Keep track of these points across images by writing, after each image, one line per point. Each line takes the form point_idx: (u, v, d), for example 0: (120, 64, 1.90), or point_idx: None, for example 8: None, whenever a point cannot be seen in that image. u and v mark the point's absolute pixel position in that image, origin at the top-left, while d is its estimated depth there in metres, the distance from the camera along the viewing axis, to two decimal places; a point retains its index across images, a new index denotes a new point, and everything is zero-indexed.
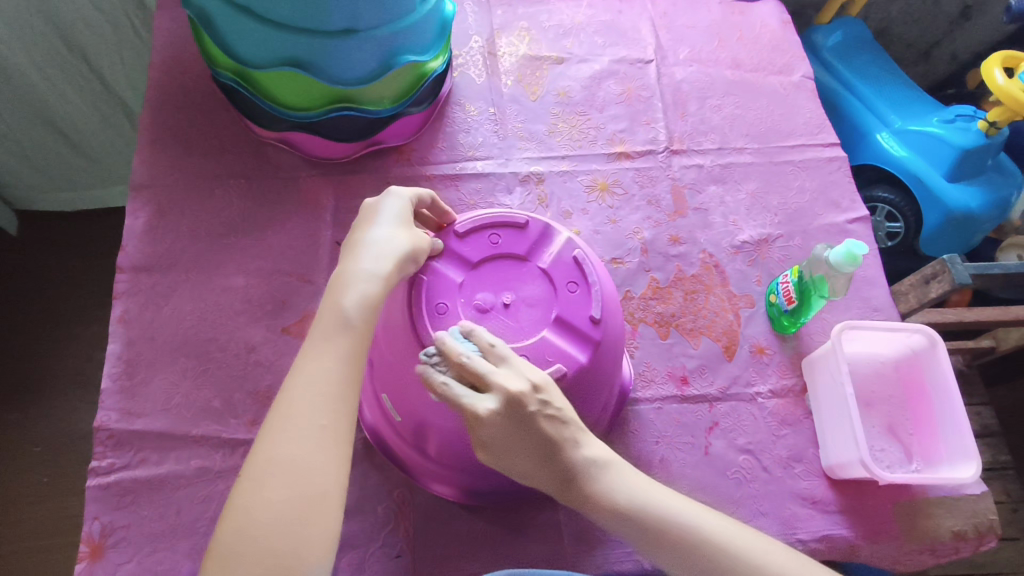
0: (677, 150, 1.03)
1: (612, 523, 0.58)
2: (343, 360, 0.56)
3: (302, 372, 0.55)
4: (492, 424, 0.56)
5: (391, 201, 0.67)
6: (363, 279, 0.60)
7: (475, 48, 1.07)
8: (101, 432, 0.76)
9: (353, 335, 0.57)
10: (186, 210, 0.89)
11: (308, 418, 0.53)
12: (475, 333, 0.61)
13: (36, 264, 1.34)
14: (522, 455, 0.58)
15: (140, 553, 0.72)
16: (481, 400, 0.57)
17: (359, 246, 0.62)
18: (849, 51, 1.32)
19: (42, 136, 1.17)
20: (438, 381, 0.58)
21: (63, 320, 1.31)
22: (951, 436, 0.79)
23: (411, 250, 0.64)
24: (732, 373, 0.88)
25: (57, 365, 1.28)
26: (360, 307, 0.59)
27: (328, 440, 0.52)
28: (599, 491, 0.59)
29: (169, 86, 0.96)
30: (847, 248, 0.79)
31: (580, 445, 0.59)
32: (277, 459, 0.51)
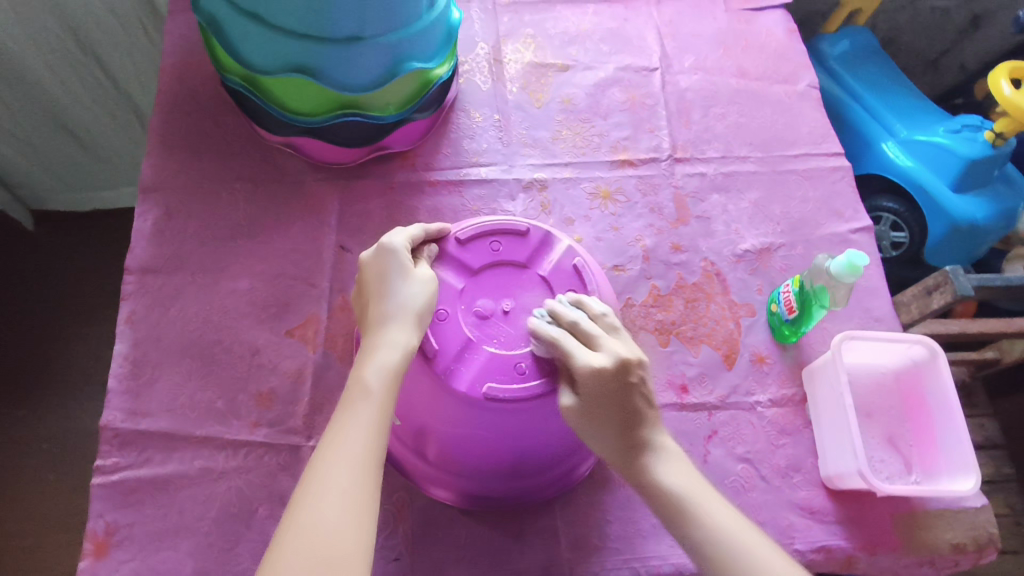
0: (681, 158, 1.03)
1: (661, 497, 0.62)
2: (366, 427, 0.58)
3: (330, 443, 0.58)
4: (598, 373, 0.63)
5: (392, 257, 0.68)
6: (385, 349, 0.63)
7: (481, 55, 1.07)
8: (107, 431, 0.77)
9: (374, 402, 0.60)
10: (193, 213, 0.90)
11: (333, 483, 0.55)
12: (592, 304, 0.69)
13: (46, 262, 1.35)
14: (608, 415, 0.64)
15: (143, 552, 0.73)
16: (594, 356, 0.64)
17: (377, 319, 0.65)
18: (855, 60, 1.32)
19: (55, 138, 1.19)
20: (548, 331, 0.66)
21: (73, 319, 1.33)
22: (951, 447, 0.79)
23: (426, 304, 0.66)
24: (732, 382, 0.88)
25: (65, 363, 1.29)
26: (381, 374, 0.61)
27: (352, 504, 0.54)
28: (660, 471, 0.63)
29: (179, 89, 0.97)
30: (848, 258, 0.79)
31: (656, 428, 0.66)
32: (304, 524, 0.52)
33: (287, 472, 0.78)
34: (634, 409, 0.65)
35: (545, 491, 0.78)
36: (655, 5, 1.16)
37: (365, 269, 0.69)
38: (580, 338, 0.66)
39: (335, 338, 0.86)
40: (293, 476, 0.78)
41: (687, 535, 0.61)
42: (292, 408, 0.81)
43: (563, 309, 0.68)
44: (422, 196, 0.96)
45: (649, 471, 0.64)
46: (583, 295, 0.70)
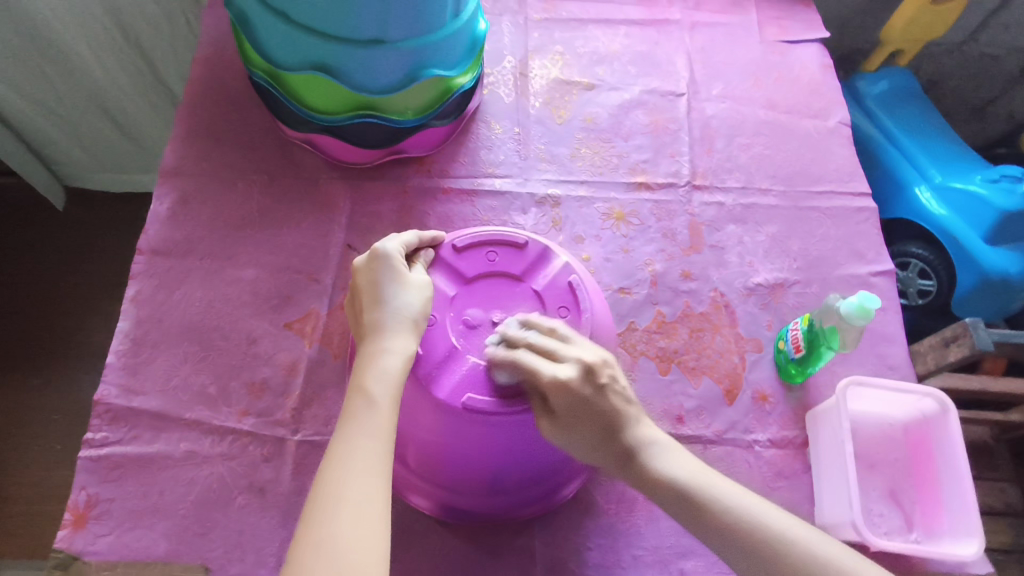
0: (699, 186, 1.01)
1: (667, 504, 0.62)
2: (376, 436, 0.57)
3: (338, 454, 0.56)
4: (569, 391, 0.63)
5: (384, 264, 0.68)
6: (386, 358, 0.62)
7: (508, 68, 1.08)
8: (100, 405, 0.78)
9: (381, 410, 0.59)
10: (209, 200, 0.92)
11: (346, 493, 0.53)
12: (536, 319, 0.68)
13: (76, 239, 1.40)
14: (590, 430, 0.64)
15: (120, 529, 0.73)
16: (558, 370, 0.63)
17: (375, 328, 0.64)
18: (894, 101, 1.28)
19: (97, 122, 1.23)
20: (507, 356, 0.65)
21: (92, 294, 1.36)
22: (956, 508, 0.75)
23: (421, 312, 0.66)
24: (730, 418, 0.85)
25: (82, 337, 1.32)
26: (384, 382, 0.61)
27: (367, 513, 0.53)
28: (660, 472, 0.63)
29: (210, 81, 1.00)
30: (860, 300, 0.77)
31: (639, 425, 0.66)
32: (322, 537, 0.51)
33: (269, 464, 0.78)
34: (609, 417, 0.64)
35: (525, 510, 0.76)
36: (688, 31, 1.15)
37: (358, 278, 0.69)
38: (540, 352, 0.65)
39: (332, 335, 0.86)
40: (275, 468, 0.78)
41: (700, 532, 0.61)
42: (282, 400, 0.82)
43: (515, 333, 0.67)
44: (434, 202, 0.96)
45: (656, 479, 0.63)
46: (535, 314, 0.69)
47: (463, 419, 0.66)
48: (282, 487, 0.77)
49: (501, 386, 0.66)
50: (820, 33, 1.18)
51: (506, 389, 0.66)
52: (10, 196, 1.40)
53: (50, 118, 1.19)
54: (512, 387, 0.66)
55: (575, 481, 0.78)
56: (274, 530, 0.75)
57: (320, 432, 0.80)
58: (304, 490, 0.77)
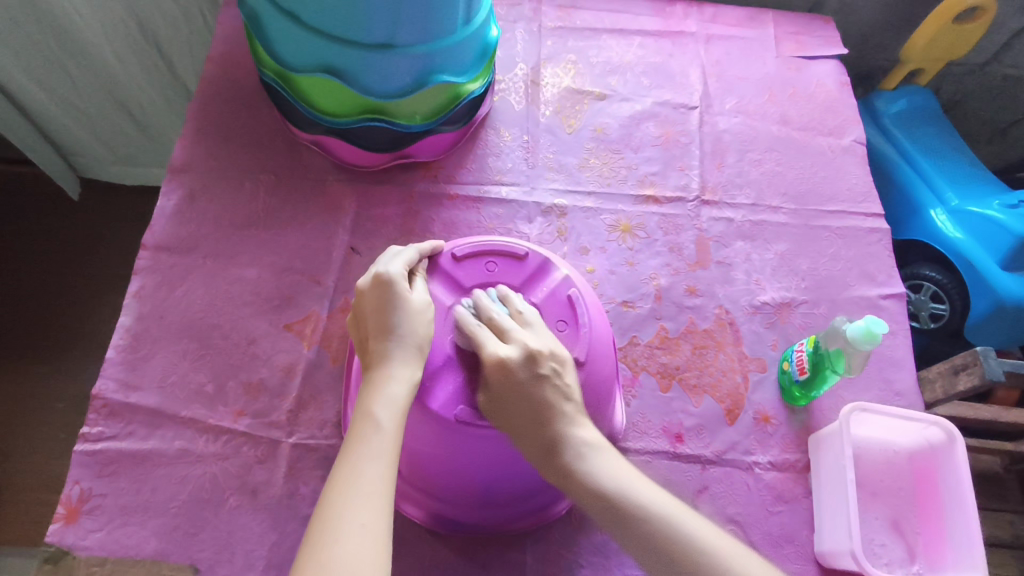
0: (708, 201, 1.00)
1: (584, 499, 0.62)
2: (381, 461, 0.57)
3: (343, 478, 0.56)
4: (508, 370, 0.64)
5: (388, 287, 0.66)
6: (391, 384, 0.62)
7: (519, 76, 1.07)
8: (97, 399, 0.78)
9: (387, 436, 0.59)
10: (215, 198, 0.93)
11: (352, 517, 0.53)
12: (512, 297, 0.71)
13: (87, 231, 1.41)
14: (514, 409, 0.64)
15: (111, 524, 0.72)
16: (502, 349, 0.65)
17: (381, 352, 0.64)
18: (912, 121, 1.26)
19: (113, 116, 1.24)
20: (467, 323, 0.68)
21: (99, 285, 1.37)
22: (960, 541, 0.72)
23: (426, 337, 0.66)
24: (730, 438, 0.84)
25: (89, 329, 1.33)
26: (390, 407, 0.60)
27: (373, 536, 0.52)
28: (581, 468, 0.62)
29: (222, 80, 1.01)
30: (866, 324, 0.75)
31: (575, 424, 0.64)
32: (328, 561, 0.50)
33: (262, 465, 0.78)
34: (541, 404, 0.63)
35: (519, 524, 0.75)
36: (704, 43, 1.14)
37: (363, 300, 0.68)
38: (496, 330, 0.68)
39: (331, 338, 0.86)
40: (268, 470, 0.77)
41: (611, 525, 0.60)
42: (278, 401, 0.81)
43: (484, 301, 0.70)
44: (440, 208, 0.96)
45: (573, 468, 0.62)
46: (510, 291, 0.72)
47: (454, 430, 0.66)
48: (274, 490, 0.76)
49: None
50: (837, 50, 1.16)
51: None
52: (24, 186, 1.42)
53: (67, 111, 1.20)
54: None
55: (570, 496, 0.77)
56: (264, 533, 0.74)
57: (314, 436, 0.80)
58: (296, 493, 0.77)
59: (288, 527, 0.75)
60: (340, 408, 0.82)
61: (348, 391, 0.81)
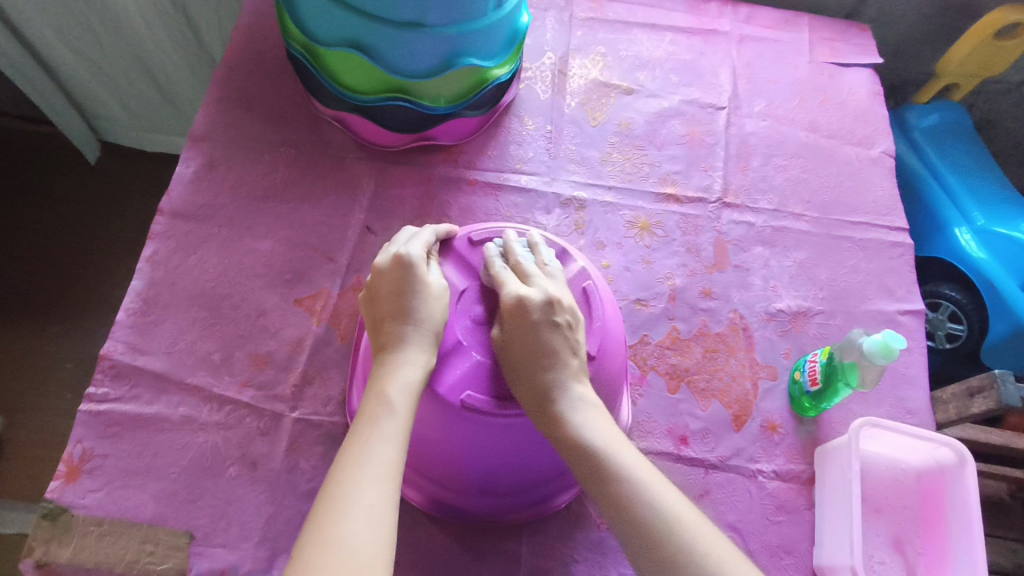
0: (730, 203, 0.99)
1: (564, 445, 0.62)
2: (392, 443, 0.57)
3: (351, 457, 0.55)
4: (523, 309, 0.65)
5: (404, 267, 0.67)
6: (405, 368, 0.61)
7: (547, 64, 1.06)
8: (105, 360, 0.78)
9: (399, 418, 0.58)
10: (234, 168, 0.92)
11: (360, 495, 0.52)
12: (540, 244, 0.73)
13: (104, 194, 1.41)
14: (511, 348, 0.65)
15: (111, 485, 0.73)
16: (521, 290, 0.67)
17: (398, 337, 0.63)
18: (943, 137, 1.23)
19: (137, 82, 1.24)
20: (495, 259, 0.70)
21: (118, 250, 1.38)
22: (961, 564, 0.71)
23: (439, 323, 0.66)
24: (736, 444, 0.83)
25: (103, 290, 1.34)
26: (404, 390, 0.60)
27: (380, 515, 0.52)
28: (572, 415, 0.62)
29: (249, 50, 1.00)
30: (884, 338, 0.73)
31: (575, 377, 0.65)
32: (331, 536, 0.49)
33: (264, 438, 0.77)
34: (546, 348, 0.64)
35: (516, 515, 0.74)
36: (736, 43, 1.12)
37: (376, 280, 0.68)
38: (519, 272, 0.69)
39: (341, 315, 0.86)
40: (269, 442, 0.77)
41: (586, 467, 0.60)
42: (284, 374, 0.81)
43: (513, 247, 0.72)
44: (458, 192, 0.95)
45: (559, 407, 0.63)
46: (543, 241, 0.74)
47: (461, 414, 0.65)
48: (275, 463, 0.76)
49: (502, 387, 0.66)
50: (872, 58, 1.14)
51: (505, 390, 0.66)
52: (45, 146, 1.42)
53: (91, 71, 1.20)
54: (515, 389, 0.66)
55: (571, 491, 0.76)
56: (262, 505, 0.74)
57: (317, 412, 0.80)
58: (296, 468, 0.76)
59: (286, 501, 0.75)
60: (345, 386, 0.82)
61: (355, 368, 0.80)
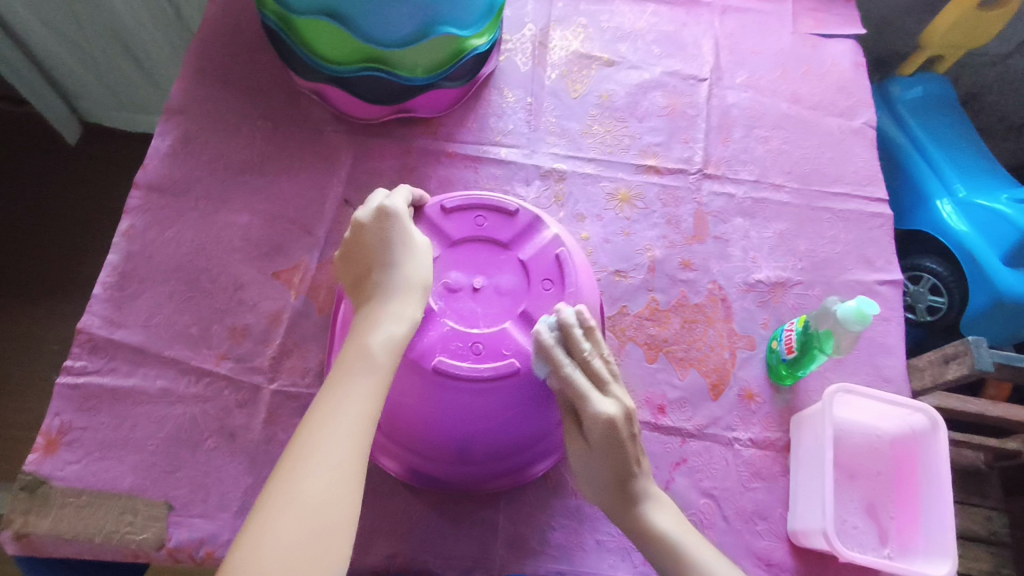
0: (710, 174, 0.98)
1: (643, 542, 0.65)
2: (367, 400, 0.56)
3: (328, 403, 0.56)
4: (617, 429, 0.63)
5: (387, 221, 0.66)
6: (391, 321, 0.61)
7: (527, 36, 1.05)
8: (82, 334, 0.78)
9: (378, 369, 0.58)
10: (210, 141, 0.91)
11: (329, 441, 0.53)
12: (599, 335, 0.66)
13: (85, 174, 1.40)
14: (602, 459, 0.64)
15: (89, 457, 0.73)
16: (604, 404, 0.63)
17: (384, 294, 0.63)
18: (927, 109, 1.23)
19: (117, 60, 1.22)
20: (555, 348, 0.63)
21: (98, 229, 1.37)
22: (933, 529, 0.72)
23: (424, 277, 0.65)
24: (713, 413, 0.83)
25: (86, 271, 1.33)
26: (389, 342, 0.60)
27: (348, 461, 0.53)
28: (648, 515, 0.66)
29: (225, 21, 0.99)
30: (857, 305, 0.73)
31: (645, 474, 0.67)
32: (297, 479, 0.51)
33: (242, 410, 0.78)
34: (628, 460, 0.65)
35: (496, 483, 0.74)
36: (719, 14, 1.11)
37: (358, 237, 0.67)
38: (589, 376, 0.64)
39: (319, 288, 0.86)
40: (247, 414, 0.77)
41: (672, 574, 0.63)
42: (262, 347, 0.81)
43: (573, 330, 0.64)
44: (437, 164, 0.95)
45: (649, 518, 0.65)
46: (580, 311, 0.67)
47: (431, 380, 0.64)
48: (252, 434, 0.77)
49: (473, 353, 0.65)
50: (855, 30, 1.12)
51: (479, 356, 0.65)
52: (23, 126, 1.40)
53: (69, 50, 1.18)
54: (485, 355, 0.65)
55: (550, 458, 0.76)
56: (240, 476, 0.74)
57: (296, 384, 0.80)
58: (274, 439, 0.77)
59: (264, 472, 0.75)
60: (323, 358, 0.82)
61: (333, 340, 0.80)
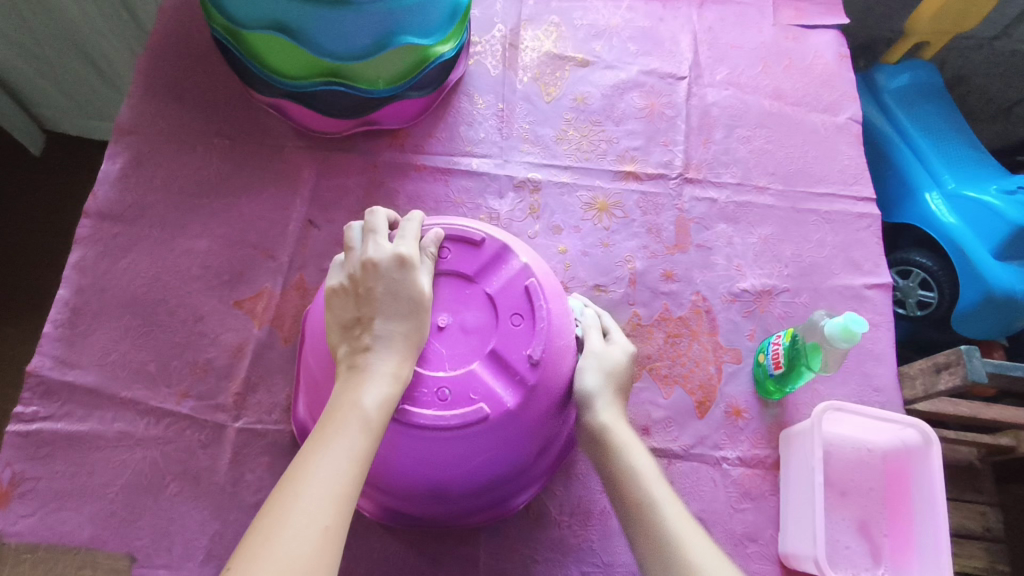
0: (691, 179, 0.95)
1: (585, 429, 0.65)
2: (355, 462, 0.49)
3: (313, 458, 0.48)
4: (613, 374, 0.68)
5: (409, 273, 0.61)
6: (384, 380, 0.55)
7: (497, 37, 1.00)
8: (32, 377, 0.73)
9: (368, 433, 0.51)
10: (163, 163, 0.86)
11: (313, 502, 0.45)
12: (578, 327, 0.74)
13: (35, 181, 1.23)
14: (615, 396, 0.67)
15: (44, 509, 0.69)
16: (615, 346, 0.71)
17: (380, 345, 0.57)
18: (913, 99, 1.19)
19: (78, 70, 1.07)
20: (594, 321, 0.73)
21: (49, 241, 1.21)
22: (926, 549, 0.70)
23: (422, 334, 0.60)
24: (700, 432, 0.80)
25: (34, 286, 1.19)
26: (380, 403, 0.53)
27: (331, 534, 0.44)
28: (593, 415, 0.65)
29: (177, 32, 0.93)
30: (845, 321, 0.70)
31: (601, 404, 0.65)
32: (272, 543, 0.42)
33: (206, 451, 0.74)
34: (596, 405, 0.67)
35: (472, 519, 0.71)
36: (697, 8, 1.07)
37: (371, 276, 0.60)
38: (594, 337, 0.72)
39: (284, 316, 0.82)
40: (211, 455, 0.74)
41: (627, 512, 0.60)
42: (225, 382, 0.77)
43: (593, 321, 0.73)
44: (406, 179, 0.90)
45: (612, 451, 0.62)
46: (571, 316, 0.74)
47: (396, 429, 0.61)
48: (217, 477, 0.73)
49: (439, 399, 0.61)
50: (839, 18, 1.08)
51: (445, 402, 0.61)
52: None
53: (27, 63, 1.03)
54: (452, 401, 0.61)
55: (530, 490, 0.73)
56: (206, 522, 0.71)
57: (262, 420, 0.76)
58: (241, 480, 0.73)
59: (231, 516, 0.72)
60: (290, 391, 0.78)
61: (299, 373, 0.76)
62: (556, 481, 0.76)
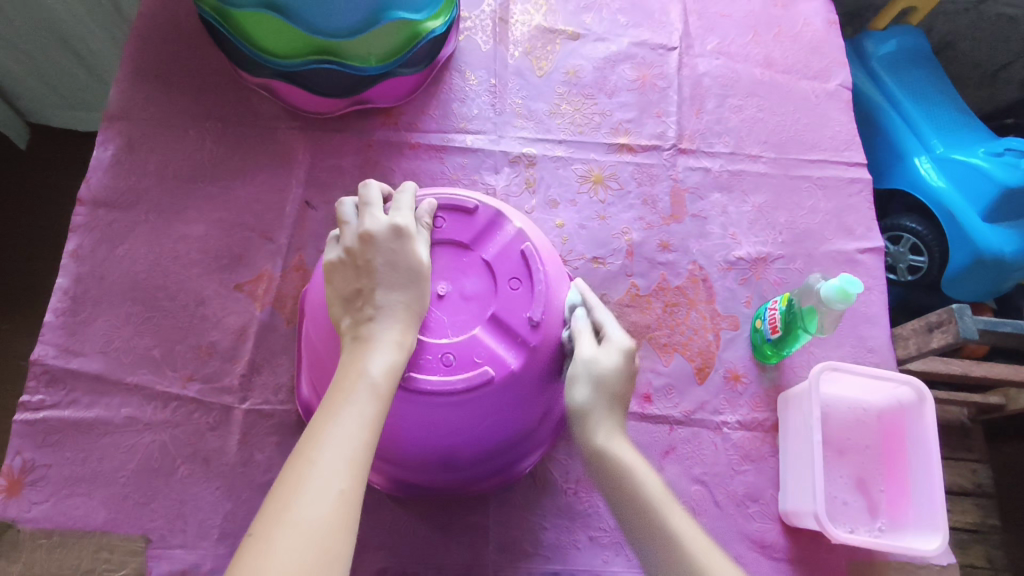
0: (685, 149, 0.95)
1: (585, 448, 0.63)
2: (365, 427, 0.50)
3: (325, 426, 0.49)
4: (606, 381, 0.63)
5: (407, 242, 0.61)
6: (389, 349, 0.56)
7: (486, 12, 0.99)
8: (36, 366, 0.73)
9: (376, 399, 0.52)
10: (156, 148, 0.86)
11: (328, 468, 0.46)
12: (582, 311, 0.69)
13: (18, 175, 1.21)
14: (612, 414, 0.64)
15: (57, 495, 0.70)
16: (615, 342, 0.65)
17: (382, 315, 0.57)
18: (902, 64, 1.20)
19: (58, 60, 1.05)
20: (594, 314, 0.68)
21: (36, 236, 1.20)
22: (923, 502, 0.72)
23: (423, 303, 0.60)
24: (700, 397, 0.82)
25: (24, 282, 1.17)
26: (387, 370, 0.54)
27: (347, 497, 0.45)
28: (592, 433, 0.63)
29: (162, 15, 0.92)
30: (840, 283, 0.71)
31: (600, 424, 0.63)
32: (291, 508, 0.43)
33: (215, 433, 0.75)
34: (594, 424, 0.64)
35: (481, 485, 0.72)
36: None
37: (368, 249, 0.60)
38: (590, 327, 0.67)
39: (285, 298, 0.82)
40: (220, 437, 0.75)
41: (636, 529, 0.59)
42: (230, 365, 0.78)
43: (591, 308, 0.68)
44: (401, 157, 0.90)
45: (613, 469, 0.61)
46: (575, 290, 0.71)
47: (402, 396, 0.61)
48: (227, 458, 0.74)
49: (444, 364, 0.62)
50: None
51: (450, 367, 0.62)
52: None
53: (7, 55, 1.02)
54: (457, 366, 0.62)
55: (535, 454, 0.74)
56: (218, 501, 0.72)
57: (269, 401, 0.77)
58: (251, 460, 0.74)
59: (243, 495, 0.73)
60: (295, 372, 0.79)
61: (301, 354, 0.77)
62: (560, 448, 0.77)
